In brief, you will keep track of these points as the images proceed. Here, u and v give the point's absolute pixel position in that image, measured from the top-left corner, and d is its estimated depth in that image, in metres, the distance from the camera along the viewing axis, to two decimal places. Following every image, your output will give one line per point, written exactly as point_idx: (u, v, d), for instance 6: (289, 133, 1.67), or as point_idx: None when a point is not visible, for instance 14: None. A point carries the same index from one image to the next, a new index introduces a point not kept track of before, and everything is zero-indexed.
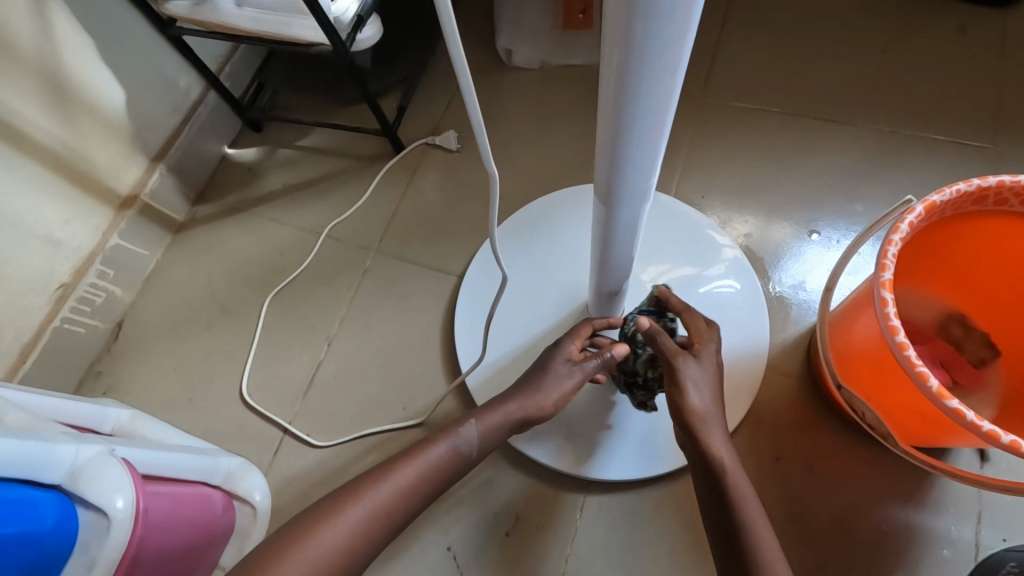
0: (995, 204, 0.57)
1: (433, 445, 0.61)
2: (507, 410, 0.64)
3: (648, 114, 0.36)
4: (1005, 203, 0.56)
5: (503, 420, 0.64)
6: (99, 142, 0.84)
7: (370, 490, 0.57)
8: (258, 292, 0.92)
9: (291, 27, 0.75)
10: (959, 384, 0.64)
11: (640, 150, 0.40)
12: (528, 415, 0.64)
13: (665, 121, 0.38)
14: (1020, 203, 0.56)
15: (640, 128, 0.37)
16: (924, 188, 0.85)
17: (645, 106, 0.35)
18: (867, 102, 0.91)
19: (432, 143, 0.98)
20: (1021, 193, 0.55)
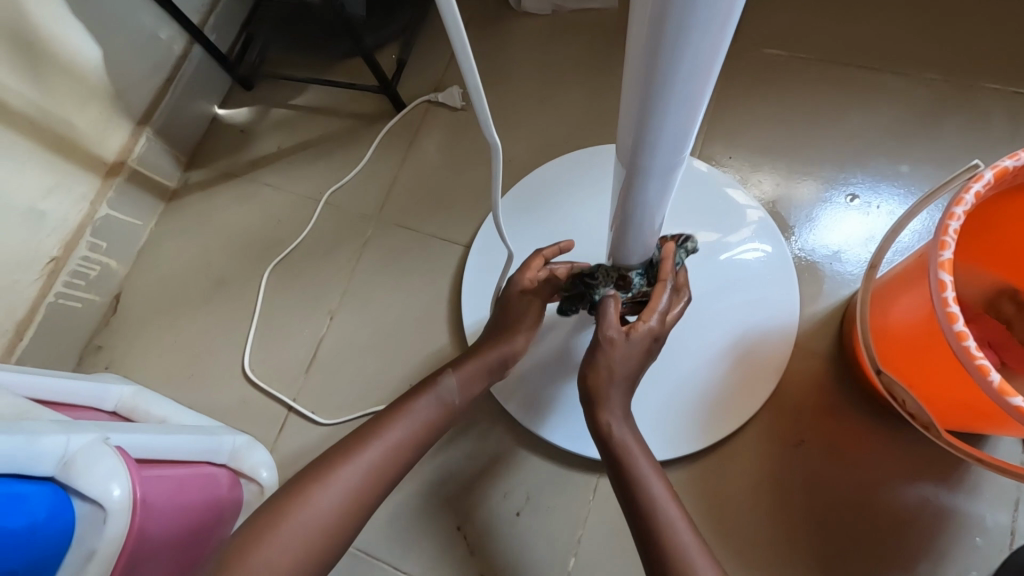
0: None
1: (416, 398, 0.60)
2: (484, 358, 0.64)
3: (687, 74, 0.30)
4: None
5: (480, 368, 0.63)
6: (77, 104, 0.78)
7: (362, 449, 0.56)
8: (255, 263, 0.88)
9: None
10: (1007, 366, 0.59)
11: (676, 113, 0.34)
12: (506, 359, 0.64)
13: (708, 79, 0.31)
14: None
15: (677, 89, 0.31)
16: (977, 146, 0.77)
17: (685, 62, 0.29)
18: (919, 47, 0.81)
19: (435, 101, 0.91)
20: None
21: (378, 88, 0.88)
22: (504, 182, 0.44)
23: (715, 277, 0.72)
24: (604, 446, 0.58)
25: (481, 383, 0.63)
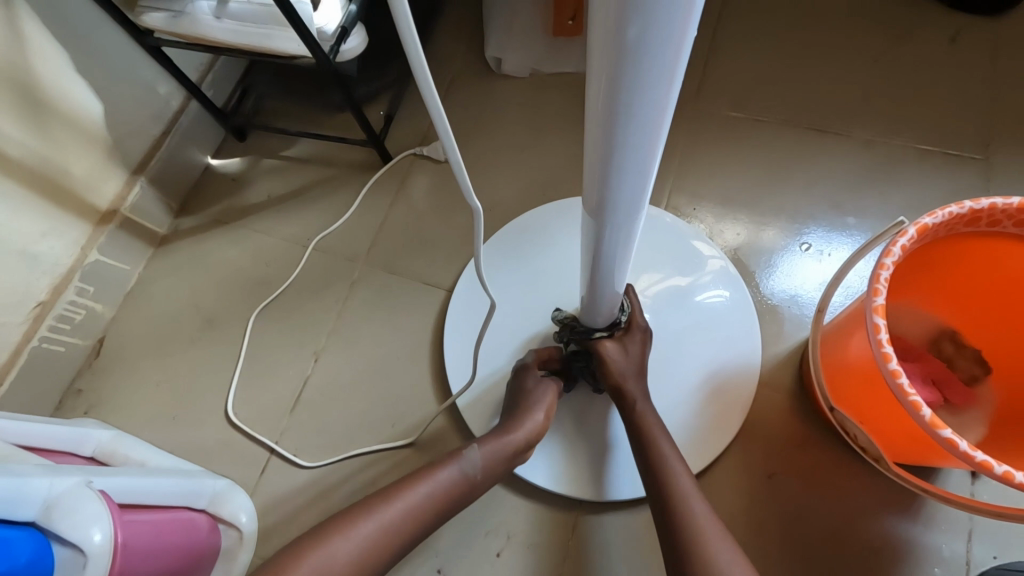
0: (989, 225, 0.55)
1: (440, 466, 0.61)
2: (509, 439, 0.65)
3: (642, 125, 0.34)
4: (999, 224, 0.55)
5: (505, 448, 0.64)
6: (76, 155, 0.81)
7: (380, 513, 0.56)
8: (242, 306, 0.90)
9: (272, 39, 0.72)
10: (951, 402, 0.64)
11: (634, 157, 0.38)
12: (531, 438, 0.66)
13: (661, 132, 0.36)
14: (1014, 225, 0.54)
15: (635, 139, 0.36)
16: (914, 199, 0.84)
17: (640, 114, 0.33)
18: (859, 111, 0.90)
19: (421, 153, 0.96)
20: (1015, 215, 0.53)
21: (367, 141, 0.94)
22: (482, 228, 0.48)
23: (686, 320, 0.77)
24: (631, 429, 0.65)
25: (505, 462, 0.65)
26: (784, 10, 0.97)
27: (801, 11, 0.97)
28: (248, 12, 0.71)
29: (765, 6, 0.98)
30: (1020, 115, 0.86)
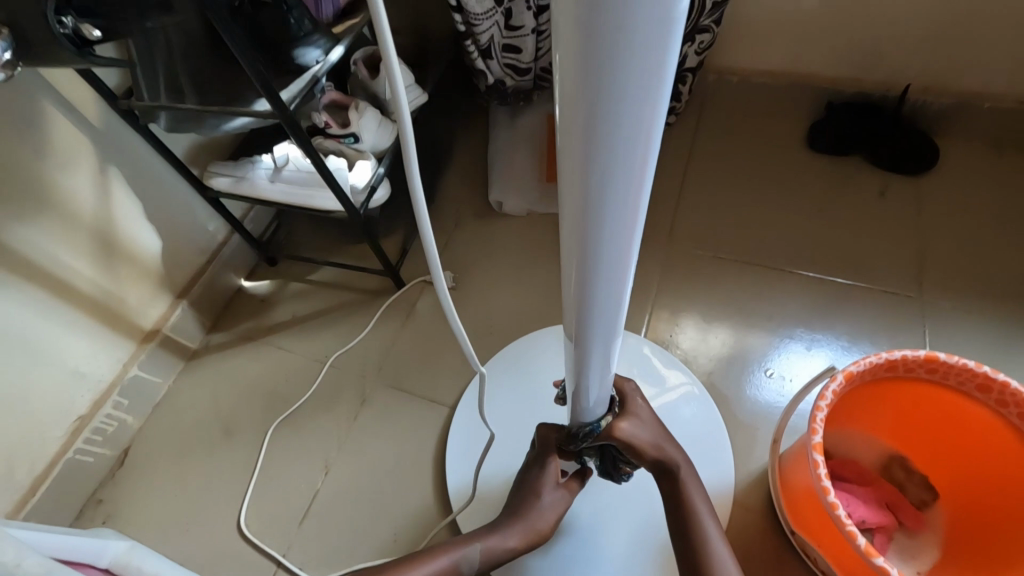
0: (906, 371, 0.65)
1: (444, 552, 0.68)
2: (508, 537, 0.71)
3: (610, 265, 0.39)
4: (914, 370, 0.65)
5: (504, 546, 0.71)
6: (133, 284, 0.94)
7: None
8: (261, 419, 0.98)
9: (314, 198, 0.87)
10: (906, 525, 0.71)
11: (613, 222, 0.34)
12: (527, 542, 0.72)
13: (628, 267, 0.40)
14: (926, 371, 0.64)
15: (605, 276, 0.40)
16: (863, 331, 0.96)
17: (605, 258, 0.38)
18: (808, 251, 1.05)
19: (430, 281, 1.09)
20: (924, 363, 0.64)
21: (384, 270, 1.07)
22: (475, 353, 0.59)
23: None
24: (673, 506, 0.70)
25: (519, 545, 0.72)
26: (741, 165, 1.15)
27: (755, 166, 1.15)
28: (296, 176, 0.86)
29: (724, 163, 1.16)
30: (946, 258, 1.00)
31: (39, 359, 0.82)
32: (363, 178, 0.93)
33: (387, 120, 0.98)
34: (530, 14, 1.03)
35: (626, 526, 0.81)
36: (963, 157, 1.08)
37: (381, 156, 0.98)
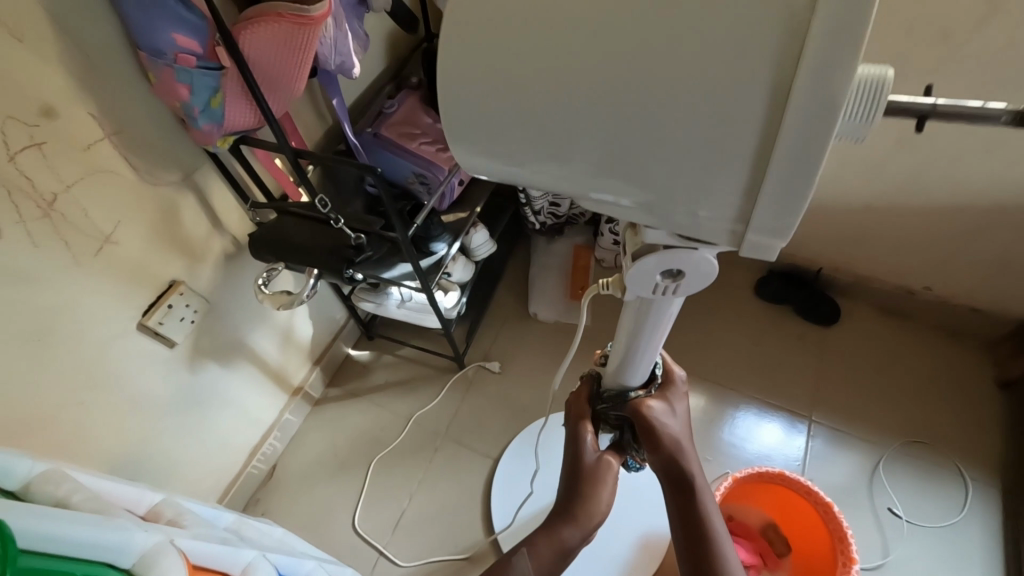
0: (767, 474, 1.15)
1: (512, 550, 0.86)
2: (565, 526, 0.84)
3: (646, 348, 0.80)
4: (773, 474, 1.14)
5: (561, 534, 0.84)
6: (294, 359, 1.41)
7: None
8: (366, 454, 1.46)
9: (425, 318, 1.37)
10: (769, 565, 1.16)
11: (654, 327, 0.75)
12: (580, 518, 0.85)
13: (654, 353, 0.82)
14: (780, 476, 1.14)
15: (643, 353, 0.81)
16: (773, 434, 1.42)
17: (646, 345, 0.80)
18: (743, 374, 1.51)
19: (483, 365, 1.57)
20: (777, 472, 1.14)
21: (453, 356, 1.55)
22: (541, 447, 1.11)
23: (633, 501, 1.32)
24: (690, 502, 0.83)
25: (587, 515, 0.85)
26: (706, 302, 1.63)
27: (716, 304, 1.63)
28: (414, 306, 1.35)
29: (694, 299, 1.64)
30: (835, 390, 1.47)
31: (247, 411, 1.29)
32: (451, 303, 1.38)
33: (469, 261, 1.42)
34: None
35: (597, 558, 1.24)
36: (857, 317, 1.57)
37: (464, 284, 1.42)
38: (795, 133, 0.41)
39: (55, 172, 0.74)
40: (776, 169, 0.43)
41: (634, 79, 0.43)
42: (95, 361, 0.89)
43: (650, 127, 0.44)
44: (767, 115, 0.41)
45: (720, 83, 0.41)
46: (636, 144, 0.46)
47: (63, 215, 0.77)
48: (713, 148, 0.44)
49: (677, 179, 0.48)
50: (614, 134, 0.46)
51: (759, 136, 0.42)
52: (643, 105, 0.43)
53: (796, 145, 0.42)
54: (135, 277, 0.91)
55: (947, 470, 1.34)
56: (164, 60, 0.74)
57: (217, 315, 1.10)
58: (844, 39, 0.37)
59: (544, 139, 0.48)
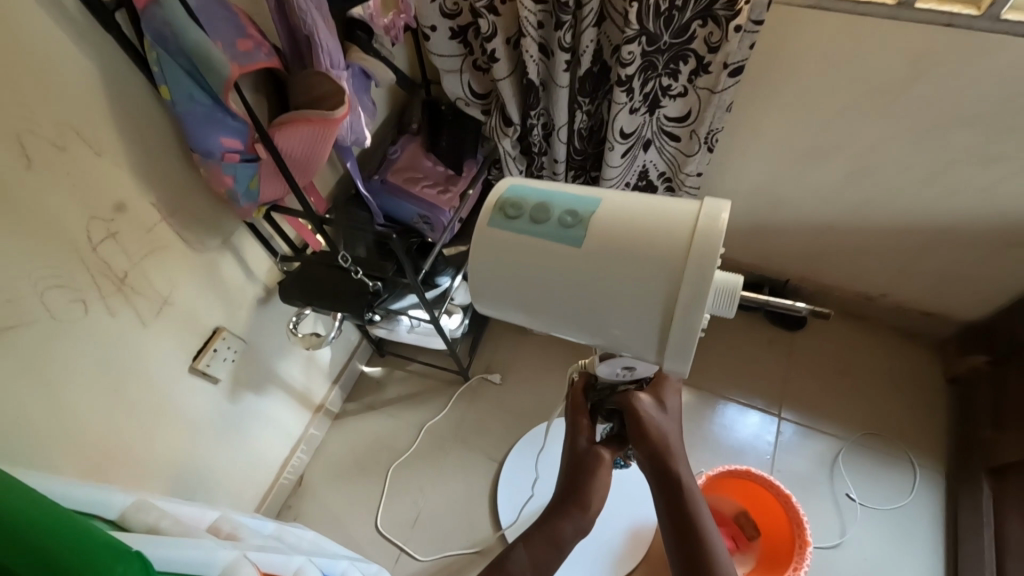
0: (736, 469, 1.34)
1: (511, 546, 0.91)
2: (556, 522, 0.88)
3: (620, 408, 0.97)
4: (740, 470, 1.33)
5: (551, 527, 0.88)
6: (316, 380, 1.56)
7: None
8: (384, 462, 1.63)
9: (432, 339, 1.53)
10: (740, 547, 1.32)
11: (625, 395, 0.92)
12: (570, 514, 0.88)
13: None
14: (745, 472, 1.33)
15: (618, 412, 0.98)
16: (749, 431, 1.59)
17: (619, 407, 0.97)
18: (720, 378, 1.67)
19: (486, 377, 1.73)
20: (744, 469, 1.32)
21: (459, 371, 1.70)
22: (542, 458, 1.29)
23: (622, 496, 1.49)
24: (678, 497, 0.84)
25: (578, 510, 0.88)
26: None
27: None
28: (422, 331, 1.50)
29: None
30: (803, 389, 1.64)
31: (278, 430, 1.45)
32: (455, 324, 1.53)
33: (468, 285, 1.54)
34: None
35: (592, 547, 1.42)
36: (823, 321, 1.72)
37: (466, 306, 1.56)
38: (681, 311, 0.54)
39: (127, 253, 0.88)
40: (679, 328, 0.56)
41: (586, 267, 0.57)
42: (160, 403, 1.03)
43: (578, 296, 0.59)
44: (671, 291, 0.55)
45: (641, 274, 0.56)
46: (568, 306, 0.60)
47: (132, 287, 0.91)
48: (637, 316, 0.57)
49: (601, 332, 0.61)
50: (574, 304, 0.59)
51: (665, 308, 0.56)
52: (572, 282, 0.58)
53: (688, 319, 0.55)
54: (186, 329, 1.05)
55: (899, 458, 1.52)
56: (214, 158, 0.87)
57: (253, 352, 1.25)
58: (705, 256, 0.54)
59: (502, 295, 0.63)
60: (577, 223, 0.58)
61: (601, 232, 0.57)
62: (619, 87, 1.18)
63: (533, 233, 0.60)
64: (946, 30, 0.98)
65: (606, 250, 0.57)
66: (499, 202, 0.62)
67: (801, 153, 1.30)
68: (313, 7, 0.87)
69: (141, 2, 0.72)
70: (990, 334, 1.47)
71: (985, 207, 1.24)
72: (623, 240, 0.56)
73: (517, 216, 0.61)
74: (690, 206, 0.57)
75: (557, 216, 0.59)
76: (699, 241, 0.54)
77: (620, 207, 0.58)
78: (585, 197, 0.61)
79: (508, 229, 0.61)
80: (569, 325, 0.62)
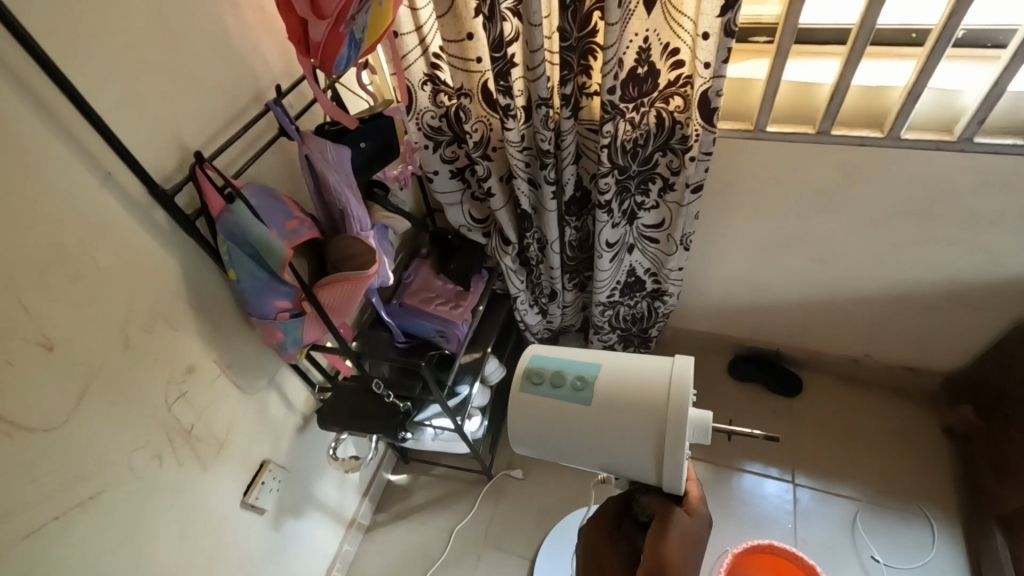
0: (759, 544, 1.39)
1: None
2: None
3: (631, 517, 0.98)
4: (761, 544, 1.39)
5: None
6: (348, 496, 1.63)
7: None
8: (418, 571, 1.66)
9: (455, 444, 1.62)
10: None
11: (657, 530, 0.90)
12: None
13: None
14: (766, 545, 1.38)
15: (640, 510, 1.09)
16: (766, 501, 1.64)
17: None
18: (731, 450, 1.74)
19: (508, 474, 1.80)
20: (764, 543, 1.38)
21: (482, 471, 1.77)
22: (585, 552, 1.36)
23: None
24: None
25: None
26: None
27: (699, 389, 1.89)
28: (445, 437, 1.60)
29: None
30: (812, 453, 1.71)
31: (316, 551, 1.50)
32: (475, 427, 1.63)
33: (484, 387, 1.66)
34: (560, 310, 1.77)
35: None
36: (818, 385, 1.83)
37: (483, 408, 1.67)
38: (669, 452, 0.67)
39: (194, 407, 1.01)
40: (669, 465, 0.68)
41: (593, 420, 0.71)
42: (216, 539, 1.12)
43: (588, 440, 0.72)
44: (660, 437, 0.68)
45: (635, 424, 0.69)
46: (583, 448, 0.74)
47: (198, 436, 1.03)
48: (638, 456, 0.70)
49: (611, 466, 0.73)
50: (589, 448, 0.73)
51: (657, 450, 0.69)
52: (582, 429, 0.72)
53: (675, 457, 0.67)
54: (238, 466, 1.15)
55: (914, 513, 1.57)
56: (268, 319, 1.02)
57: (294, 478, 1.34)
58: (682, 406, 0.67)
59: (531, 441, 0.77)
60: (586, 387, 0.72)
61: (601, 390, 0.72)
62: (600, 209, 1.36)
63: (555, 396, 0.74)
64: (863, 148, 1.19)
65: (606, 406, 0.71)
66: (526, 370, 0.77)
67: (766, 244, 1.48)
68: (346, 187, 1.06)
69: (216, 210, 0.90)
70: (972, 384, 1.59)
71: (935, 275, 1.41)
72: (616, 395, 0.71)
73: (540, 383, 0.75)
74: (667, 361, 0.72)
75: (570, 381, 0.73)
76: (676, 394, 0.68)
77: (613, 367, 0.73)
78: (592, 363, 0.75)
79: (535, 392, 0.76)
80: (586, 461, 0.75)
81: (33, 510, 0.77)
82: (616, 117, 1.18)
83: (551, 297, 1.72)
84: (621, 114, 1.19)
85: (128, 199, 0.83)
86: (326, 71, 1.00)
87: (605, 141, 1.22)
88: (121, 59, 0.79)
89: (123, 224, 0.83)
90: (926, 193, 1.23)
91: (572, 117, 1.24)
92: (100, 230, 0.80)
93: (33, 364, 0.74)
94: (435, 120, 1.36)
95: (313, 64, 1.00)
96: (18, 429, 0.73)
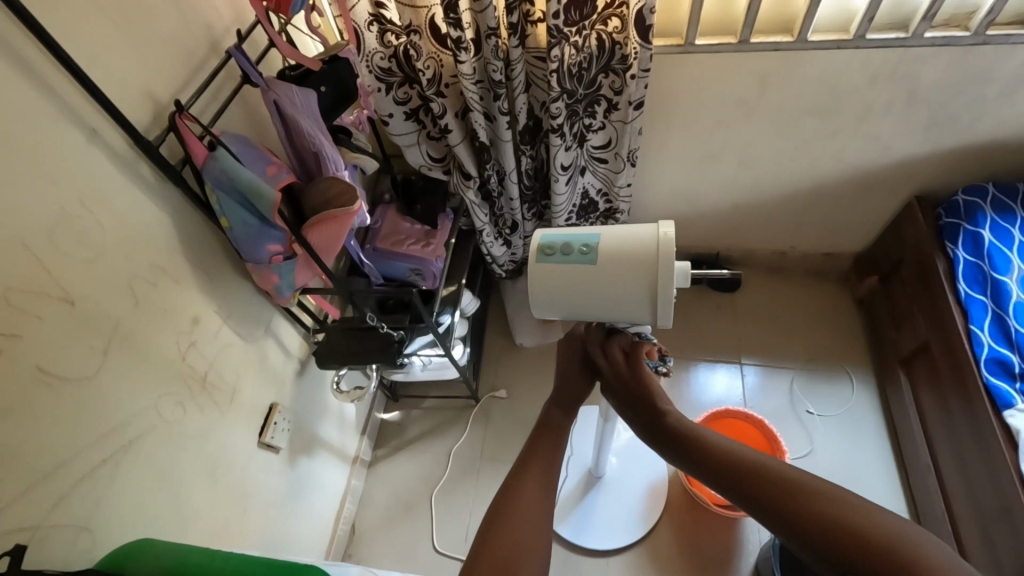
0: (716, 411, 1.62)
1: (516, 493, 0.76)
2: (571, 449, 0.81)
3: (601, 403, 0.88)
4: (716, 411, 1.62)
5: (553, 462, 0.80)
6: (349, 435, 1.74)
7: None
8: (425, 491, 1.81)
9: (444, 371, 1.75)
10: None
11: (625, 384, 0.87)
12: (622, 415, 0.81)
13: None
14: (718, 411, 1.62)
15: None
16: (718, 382, 1.90)
17: None
18: (685, 345, 1.97)
19: (493, 396, 1.95)
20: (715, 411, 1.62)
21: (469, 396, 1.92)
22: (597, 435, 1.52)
23: (631, 459, 1.74)
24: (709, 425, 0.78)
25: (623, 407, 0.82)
26: None
27: None
28: (434, 365, 1.72)
29: None
30: (752, 337, 1.97)
31: (328, 487, 1.62)
32: (460, 354, 1.75)
33: (462, 318, 1.78)
34: (521, 241, 1.87)
35: (621, 508, 1.67)
36: (752, 280, 2.08)
37: (464, 337, 1.80)
38: (662, 290, 0.81)
39: (205, 355, 1.07)
40: (664, 303, 0.82)
41: (602, 273, 0.83)
42: (242, 477, 1.20)
43: (600, 293, 0.84)
44: (654, 280, 0.81)
45: (636, 270, 0.82)
46: (594, 302, 0.85)
47: (212, 383, 1.09)
48: (641, 298, 0.83)
49: (619, 314, 0.86)
50: (600, 300, 0.85)
51: (653, 292, 0.82)
52: (592, 285, 0.84)
53: (665, 296, 0.81)
54: (251, 410, 1.22)
55: (836, 372, 1.87)
56: (263, 263, 1.08)
57: (300, 419, 1.42)
58: (669, 251, 0.80)
59: (550, 305, 0.88)
60: (592, 251, 0.83)
61: (604, 250, 0.83)
62: (554, 133, 1.45)
63: (566, 263, 0.84)
64: (779, 52, 1.34)
65: (611, 259, 0.82)
66: (538, 246, 0.86)
67: (701, 154, 1.64)
68: (316, 129, 1.10)
69: (201, 159, 0.93)
70: (874, 259, 1.87)
71: (841, 165, 1.63)
72: (617, 252, 0.82)
73: (552, 253, 0.85)
74: (650, 226, 0.83)
75: (577, 248, 0.84)
76: (663, 244, 0.80)
77: (611, 231, 0.84)
78: (593, 233, 0.85)
79: (548, 262, 0.85)
80: (596, 313, 0.87)
81: (85, 455, 0.83)
82: (561, 42, 1.27)
83: (512, 229, 1.81)
84: (566, 38, 1.27)
85: (115, 156, 0.85)
86: (282, 14, 1.02)
87: (553, 67, 1.30)
88: (85, 13, 0.79)
89: (117, 183, 0.85)
90: (830, 92, 1.42)
91: (520, 45, 1.31)
92: (98, 188, 0.82)
93: (60, 321, 0.78)
94: (385, 61, 1.38)
95: (267, 7, 1.01)
96: (58, 382, 0.78)
